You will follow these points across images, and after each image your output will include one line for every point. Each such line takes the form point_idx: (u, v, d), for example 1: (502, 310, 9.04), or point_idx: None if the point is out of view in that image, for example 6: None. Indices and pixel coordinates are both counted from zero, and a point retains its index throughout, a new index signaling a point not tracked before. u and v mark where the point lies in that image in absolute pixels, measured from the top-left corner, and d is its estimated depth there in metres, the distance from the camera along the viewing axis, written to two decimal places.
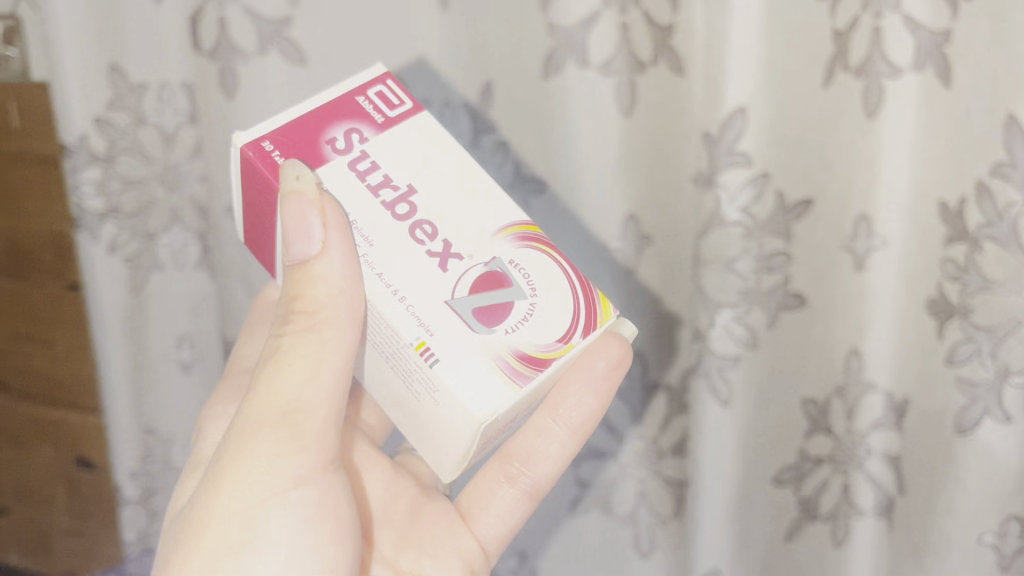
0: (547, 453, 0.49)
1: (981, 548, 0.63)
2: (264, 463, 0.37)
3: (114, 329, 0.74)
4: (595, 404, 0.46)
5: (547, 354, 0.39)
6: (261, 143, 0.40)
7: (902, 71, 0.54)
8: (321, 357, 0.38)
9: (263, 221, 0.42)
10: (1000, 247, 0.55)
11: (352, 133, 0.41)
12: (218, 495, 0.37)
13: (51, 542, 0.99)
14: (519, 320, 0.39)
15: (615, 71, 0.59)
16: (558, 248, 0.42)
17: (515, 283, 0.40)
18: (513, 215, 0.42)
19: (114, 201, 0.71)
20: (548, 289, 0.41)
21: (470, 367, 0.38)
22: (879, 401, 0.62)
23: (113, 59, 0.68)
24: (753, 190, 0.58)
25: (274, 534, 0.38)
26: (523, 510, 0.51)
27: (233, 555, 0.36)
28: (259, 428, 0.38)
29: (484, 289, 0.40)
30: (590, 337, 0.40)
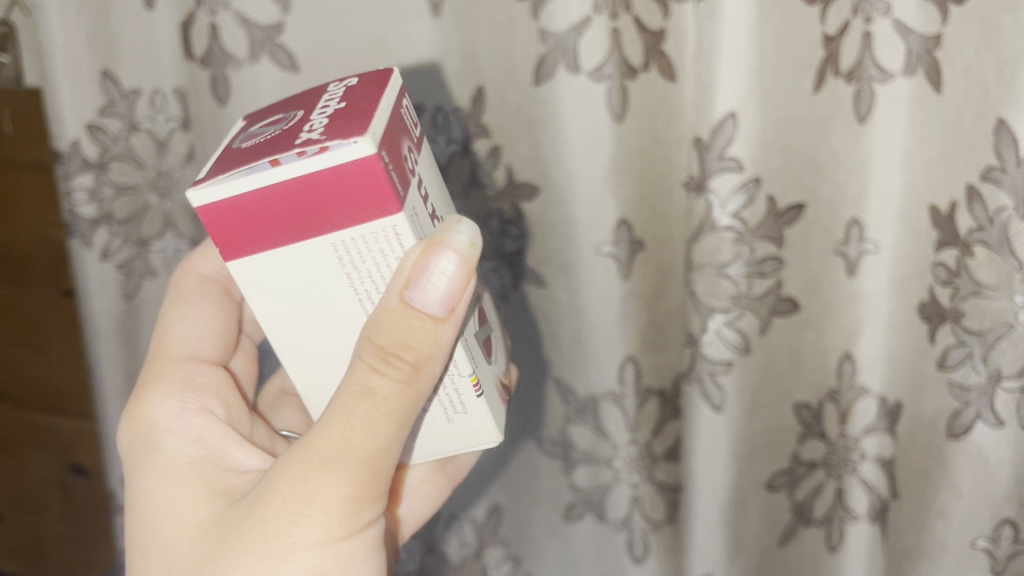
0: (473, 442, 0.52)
1: (975, 552, 0.62)
2: (350, 501, 0.38)
3: (108, 337, 0.75)
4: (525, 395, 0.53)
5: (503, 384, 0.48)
6: (384, 151, 0.34)
7: (893, 76, 0.55)
8: (413, 405, 0.38)
9: (306, 216, 0.35)
10: (991, 250, 0.55)
11: (410, 149, 0.38)
12: (306, 531, 0.37)
13: (43, 551, 0.99)
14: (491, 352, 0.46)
15: (606, 76, 0.59)
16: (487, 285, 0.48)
17: (485, 319, 0.46)
18: None
19: (106, 207, 0.71)
20: (495, 325, 0.47)
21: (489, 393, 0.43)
22: (872, 405, 0.64)
23: (105, 65, 0.67)
24: (744, 196, 0.57)
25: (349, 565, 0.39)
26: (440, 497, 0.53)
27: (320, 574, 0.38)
28: (351, 467, 0.37)
29: (479, 324, 0.44)
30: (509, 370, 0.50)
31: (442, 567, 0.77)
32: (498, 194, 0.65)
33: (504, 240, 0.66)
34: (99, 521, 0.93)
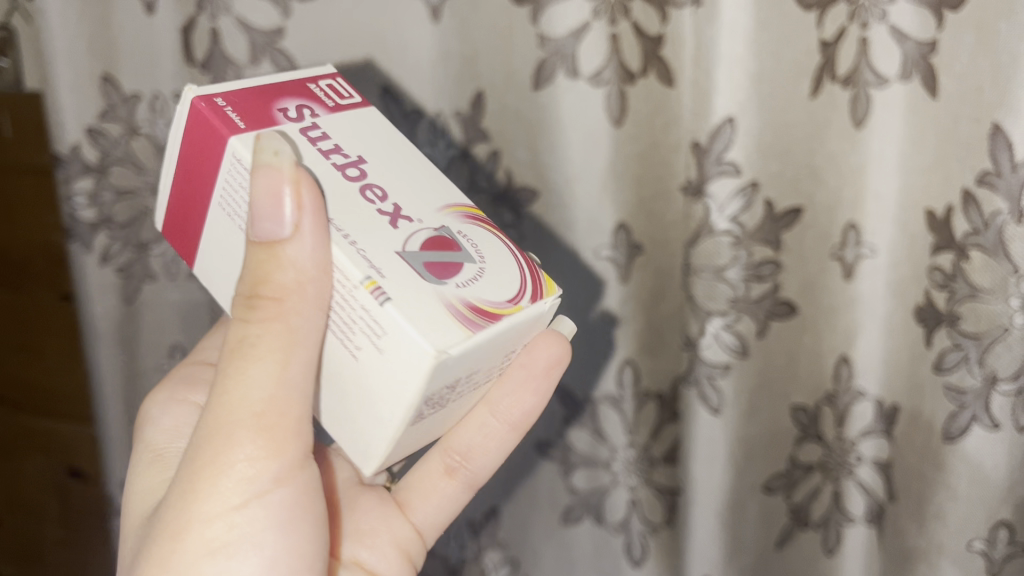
0: (488, 448, 0.49)
1: (972, 556, 0.62)
2: (232, 467, 0.39)
3: (107, 340, 0.75)
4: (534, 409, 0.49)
5: (497, 310, 0.37)
6: (215, 99, 0.39)
7: (890, 81, 0.55)
8: (294, 346, 0.37)
9: (199, 188, 0.40)
10: (986, 254, 0.55)
11: (304, 107, 0.41)
12: (200, 500, 0.39)
13: (40, 556, 0.98)
14: (470, 279, 0.38)
15: (605, 81, 0.59)
16: (502, 230, 0.42)
17: (464, 250, 0.39)
18: (460, 201, 0.43)
19: (106, 211, 0.71)
20: (494, 261, 0.40)
21: (419, 305, 0.35)
22: (869, 408, 0.64)
23: (106, 69, 0.68)
24: (743, 200, 0.58)
25: (258, 541, 0.40)
26: (462, 495, 0.52)
27: (220, 555, 0.39)
28: (237, 430, 0.38)
29: (435, 250, 0.38)
30: (537, 306, 0.39)
31: (441, 566, 0.78)
32: (497, 198, 0.65)
33: None
34: (95, 525, 0.92)
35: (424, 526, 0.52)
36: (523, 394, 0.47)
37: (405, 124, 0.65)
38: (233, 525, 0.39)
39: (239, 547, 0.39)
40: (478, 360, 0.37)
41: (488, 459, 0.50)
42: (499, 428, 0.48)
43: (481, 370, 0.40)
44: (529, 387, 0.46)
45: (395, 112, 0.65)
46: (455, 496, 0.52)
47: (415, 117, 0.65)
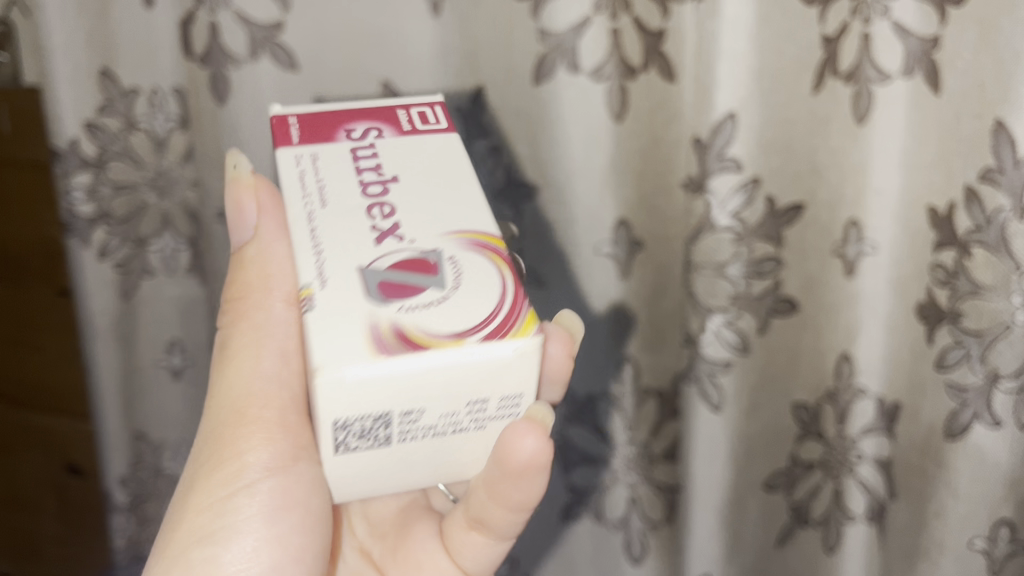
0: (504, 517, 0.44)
1: (972, 554, 0.62)
2: (217, 455, 0.42)
3: (104, 336, 0.74)
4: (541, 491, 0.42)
5: (427, 341, 0.34)
6: (288, 117, 0.43)
7: (892, 76, 0.55)
8: (259, 332, 0.42)
9: None
10: (989, 252, 0.55)
11: (373, 130, 0.42)
12: (196, 492, 0.42)
13: (36, 552, 0.97)
14: (423, 304, 0.35)
15: (606, 77, 0.59)
16: (513, 267, 0.37)
17: (441, 275, 0.37)
18: (487, 226, 0.39)
19: (105, 206, 0.71)
20: (468, 290, 0.36)
21: (344, 323, 0.35)
22: (870, 407, 0.63)
23: (105, 62, 0.67)
24: (744, 196, 0.58)
25: (246, 528, 0.41)
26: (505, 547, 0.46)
27: (209, 543, 0.41)
28: (218, 419, 0.43)
29: (406, 270, 0.36)
30: (489, 347, 0.34)
31: None
32: (496, 195, 0.65)
33: None
34: (95, 521, 0.92)
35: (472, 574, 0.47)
36: (512, 484, 0.40)
37: None
38: (223, 515, 0.41)
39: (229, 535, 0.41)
40: (411, 396, 0.34)
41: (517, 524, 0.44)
42: (501, 507, 0.42)
43: (446, 412, 0.36)
44: (517, 482, 0.40)
45: None
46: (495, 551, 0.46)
47: None
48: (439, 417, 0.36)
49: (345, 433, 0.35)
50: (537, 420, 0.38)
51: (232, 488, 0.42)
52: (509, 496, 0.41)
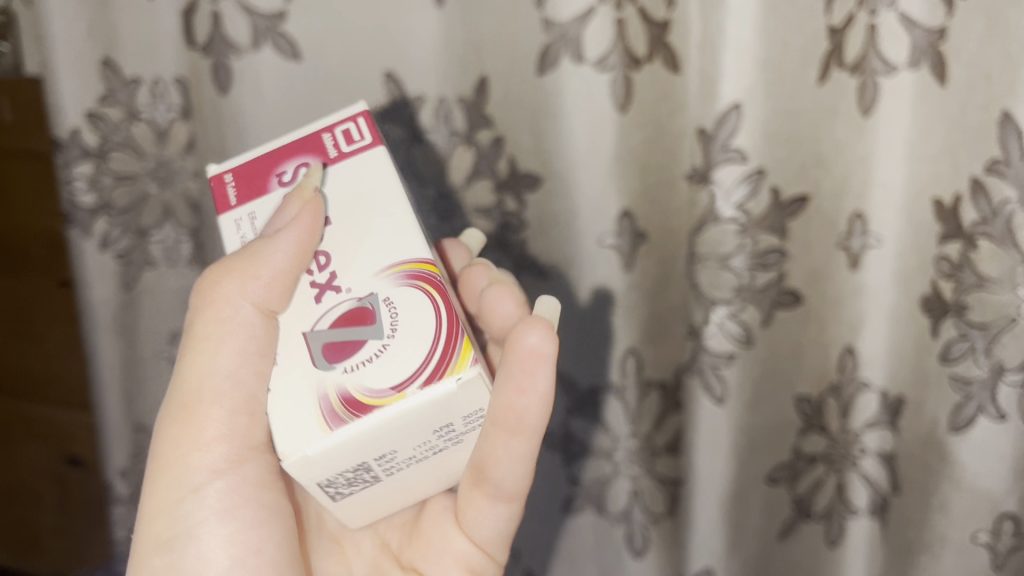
0: (501, 455, 0.44)
1: (976, 547, 0.62)
2: (176, 451, 0.44)
3: (104, 329, 0.74)
4: (543, 407, 0.42)
5: (373, 402, 0.39)
6: (222, 175, 0.45)
7: (898, 68, 0.54)
8: (224, 330, 0.43)
9: None
10: (995, 244, 0.54)
11: (304, 165, 0.44)
12: (155, 496, 0.44)
13: (36, 544, 0.98)
14: (364, 359, 0.40)
15: (610, 67, 0.58)
16: (445, 292, 0.41)
17: (379, 322, 0.40)
18: (416, 252, 0.41)
19: (107, 196, 0.70)
20: (404, 335, 0.40)
21: (300, 400, 0.40)
22: (873, 400, 0.63)
23: (106, 52, 0.67)
24: (749, 187, 0.58)
25: (200, 531, 0.44)
26: (510, 508, 0.48)
27: (166, 549, 0.43)
28: (181, 414, 0.45)
29: (345, 324, 0.41)
30: (429, 392, 0.39)
31: None
32: (500, 185, 0.65)
33: (507, 232, 0.67)
34: (94, 513, 0.92)
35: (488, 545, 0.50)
36: (514, 389, 0.41)
37: (408, 112, 0.64)
38: (179, 519, 0.44)
39: (189, 539, 0.43)
40: (369, 447, 0.40)
41: (516, 464, 0.45)
42: (501, 433, 0.43)
43: (408, 446, 0.41)
44: (511, 388, 0.41)
45: (399, 98, 0.64)
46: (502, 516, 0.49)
47: (417, 103, 0.64)
48: (406, 449, 0.41)
49: (332, 484, 0.42)
50: (547, 326, 0.41)
51: (184, 491, 0.44)
52: (510, 420, 0.42)
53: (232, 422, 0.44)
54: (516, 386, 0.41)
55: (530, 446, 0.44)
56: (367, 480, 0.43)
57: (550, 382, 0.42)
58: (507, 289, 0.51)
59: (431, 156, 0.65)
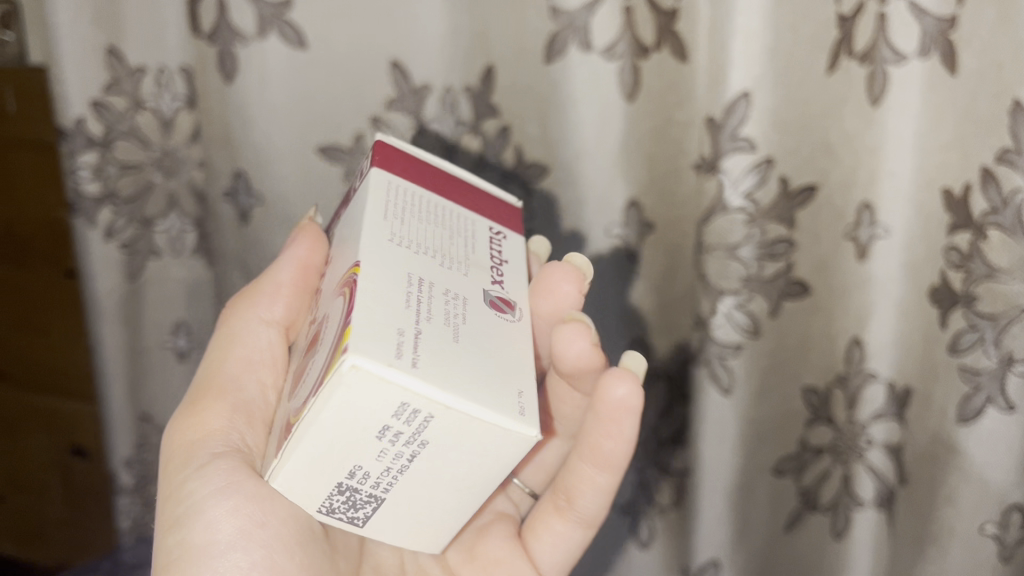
0: (591, 484, 0.45)
1: (984, 539, 0.61)
2: (183, 441, 0.45)
3: (109, 320, 0.73)
4: (631, 447, 0.43)
5: (297, 420, 0.34)
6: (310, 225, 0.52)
7: (908, 58, 0.54)
8: (238, 338, 0.48)
9: None
10: (1005, 234, 0.54)
11: (348, 205, 0.47)
12: (167, 485, 0.43)
13: (41, 534, 0.98)
14: (310, 381, 0.35)
15: (618, 56, 0.58)
16: (359, 294, 0.34)
17: (327, 340, 0.36)
18: (358, 260, 0.37)
19: (112, 186, 0.70)
20: (329, 347, 0.35)
21: (282, 434, 0.37)
22: (880, 391, 0.62)
23: (112, 41, 0.67)
24: (756, 176, 0.57)
25: (204, 511, 0.41)
26: (585, 535, 0.47)
27: (176, 526, 0.41)
28: (192, 411, 0.46)
29: (318, 351, 0.37)
30: (321, 398, 0.32)
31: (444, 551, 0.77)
32: (506, 175, 0.65)
33: None
34: (99, 503, 0.93)
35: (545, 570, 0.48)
36: (605, 429, 0.42)
37: (413, 101, 0.64)
38: (183, 496, 0.42)
39: (195, 514, 0.41)
40: (323, 468, 0.35)
41: (599, 495, 0.45)
42: (589, 465, 0.44)
43: (371, 459, 0.35)
44: (604, 430, 0.42)
45: (405, 86, 0.64)
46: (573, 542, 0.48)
47: (422, 93, 0.64)
48: (375, 463, 0.35)
49: (335, 507, 0.37)
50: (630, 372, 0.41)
51: (188, 471, 0.43)
52: (596, 452, 0.43)
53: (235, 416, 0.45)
54: (604, 431, 0.42)
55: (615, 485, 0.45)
56: (371, 500, 0.37)
57: (636, 430, 0.42)
58: (583, 328, 0.42)
59: (437, 144, 0.65)
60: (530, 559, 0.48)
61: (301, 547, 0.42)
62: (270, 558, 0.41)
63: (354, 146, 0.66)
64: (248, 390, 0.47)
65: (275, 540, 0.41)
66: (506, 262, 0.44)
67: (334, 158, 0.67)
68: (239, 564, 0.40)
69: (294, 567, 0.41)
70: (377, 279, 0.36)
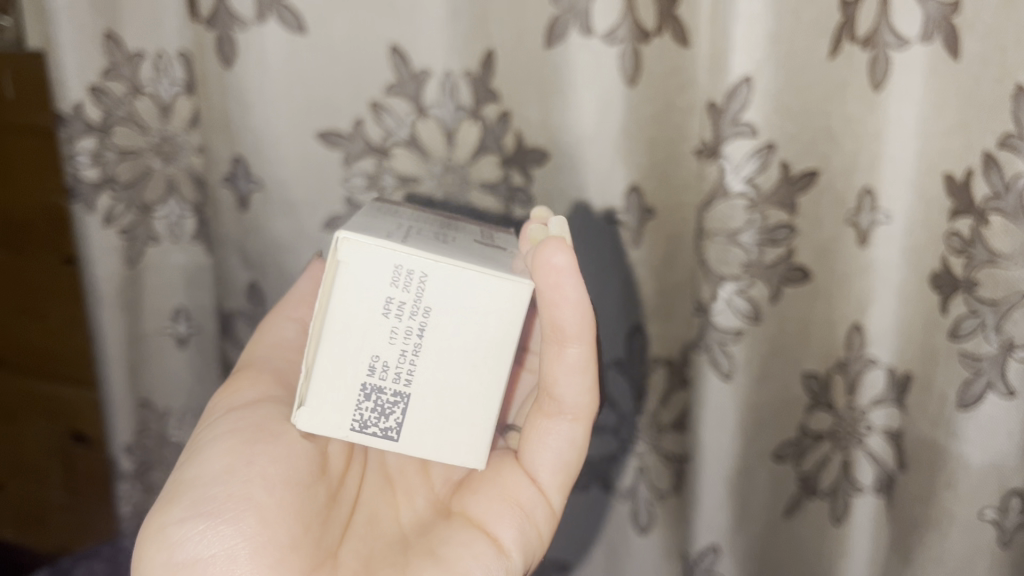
0: (558, 368, 0.45)
1: (983, 525, 0.61)
2: (216, 400, 0.50)
3: (109, 304, 0.72)
4: (583, 313, 0.42)
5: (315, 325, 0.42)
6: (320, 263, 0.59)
7: (910, 42, 0.54)
8: (267, 334, 0.55)
9: None
10: (1007, 220, 0.54)
11: None
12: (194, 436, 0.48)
13: (40, 520, 0.98)
14: None
15: (619, 40, 0.58)
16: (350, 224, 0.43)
17: None
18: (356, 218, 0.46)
19: (110, 171, 0.69)
20: None
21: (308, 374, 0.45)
22: (881, 377, 0.63)
23: (110, 26, 0.67)
24: (758, 161, 0.57)
25: (204, 450, 0.45)
26: (574, 429, 0.48)
27: (183, 463, 0.45)
28: (229, 382, 0.51)
29: None
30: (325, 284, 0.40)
31: None
32: (506, 160, 0.65)
33: (514, 207, 0.66)
34: (99, 489, 0.93)
35: (545, 485, 0.49)
36: (554, 303, 0.41)
37: (413, 86, 0.64)
38: (198, 440, 0.46)
39: (195, 453, 0.45)
40: (347, 366, 0.42)
41: (574, 377, 0.45)
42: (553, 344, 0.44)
43: (386, 344, 0.41)
44: (551, 304, 0.42)
45: (405, 72, 0.64)
46: (564, 446, 0.48)
47: (422, 78, 0.64)
48: (389, 348, 0.42)
49: (365, 415, 0.42)
50: (564, 242, 0.41)
51: (205, 425, 0.47)
52: (557, 329, 0.43)
53: (261, 386, 0.50)
54: (549, 304, 0.42)
55: (586, 361, 0.44)
56: (396, 399, 0.42)
57: (581, 292, 0.41)
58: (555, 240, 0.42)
59: (436, 130, 0.65)
60: (527, 472, 0.49)
61: (286, 489, 0.44)
62: (252, 492, 0.43)
63: (354, 131, 0.66)
64: (273, 365, 0.53)
65: (258, 476, 0.43)
66: (499, 238, 0.53)
67: (333, 143, 0.66)
68: (217, 495, 0.42)
69: (274, 504, 0.43)
70: (371, 219, 0.46)
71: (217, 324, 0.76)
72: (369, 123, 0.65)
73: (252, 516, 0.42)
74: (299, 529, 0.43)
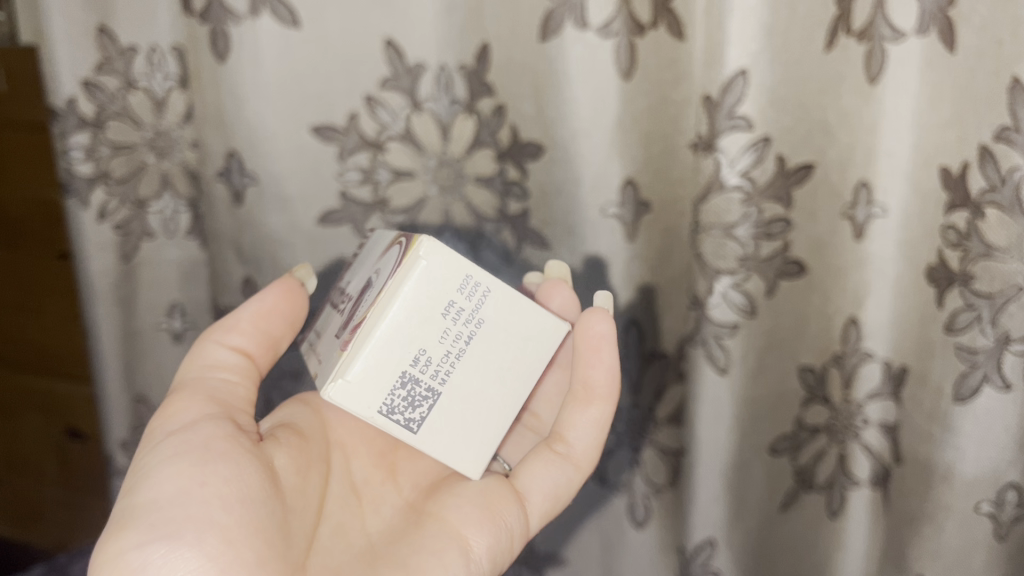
0: (578, 420, 0.51)
1: (978, 517, 0.61)
2: (151, 424, 0.44)
3: (103, 300, 0.72)
4: (614, 380, 0.51)
5: (366, 312, 0.42)
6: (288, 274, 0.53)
7: (906, 35, 0.54)
8: (201, 357, 0.47)
9: None
10: (1003, 212, 0.53)
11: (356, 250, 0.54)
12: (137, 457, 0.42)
13: (38, 517, 0.98)
14: (360, 307, 0.44)
15: (614, 34, 0.57)
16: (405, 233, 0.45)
17: (366, 289, 0.45)
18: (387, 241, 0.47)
19: (104, 166, 0.69)
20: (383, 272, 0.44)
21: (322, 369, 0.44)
22: (877, 370, 0.63)
23: (103, 21, 0.66)
24: (754, 154, 0.57)
25: (157, 469, 0.40)
26: (572, 477, 0.51)
27: (131, 486, 0.40)
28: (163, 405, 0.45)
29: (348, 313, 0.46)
30: (404, 269, 0.41)
31: None
32: (502, 153, 0.65)
33: (510, 201, 0.66)
34: (97, 484, 0.93)
35: (532, 508, 0.50)
36: (592, 362, 0.50)
37: (408, 80, 0.64)
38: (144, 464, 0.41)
39: (142, 476, 0.40)
40: (393, 352, 0.41)
41: (587, 428, 0.51)
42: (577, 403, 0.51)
43: (436, 340, 0.42)
44: (590, 364, 0.50)
45: (399, 66, 0.64)
46: (558, 480, 0.51)
47: (418, 71, 0.64)
48: (438, 345, 0.42)
49: (394, 406, 0.42)
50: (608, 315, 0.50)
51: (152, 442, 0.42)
52: (588, 387, 0.51)
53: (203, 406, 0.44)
54: (588, 363, 0.50)
55: (603, 419, 0.51)
56: (423, 397, 0.43)
57: (615, 360, 0.50)
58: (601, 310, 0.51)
59: (431, 124, 0.65)
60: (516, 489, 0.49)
61: (243, 507, 0.40)
62: (210, 513, 0.39)
63: (349, 124, 0.65)
64: (212, 386, 0.46)
65: (213, 497, 0.39)
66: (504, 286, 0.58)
67: (329, 137, 0.66)
68: (174, 517, 0.38)
69: (232, 523, 0.39)
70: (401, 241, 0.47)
71: (212, 319, 0.76)
72: (363, 117, 0.65)
73: (212, 538, 0.38)
74: (263, 547, 0.40)
